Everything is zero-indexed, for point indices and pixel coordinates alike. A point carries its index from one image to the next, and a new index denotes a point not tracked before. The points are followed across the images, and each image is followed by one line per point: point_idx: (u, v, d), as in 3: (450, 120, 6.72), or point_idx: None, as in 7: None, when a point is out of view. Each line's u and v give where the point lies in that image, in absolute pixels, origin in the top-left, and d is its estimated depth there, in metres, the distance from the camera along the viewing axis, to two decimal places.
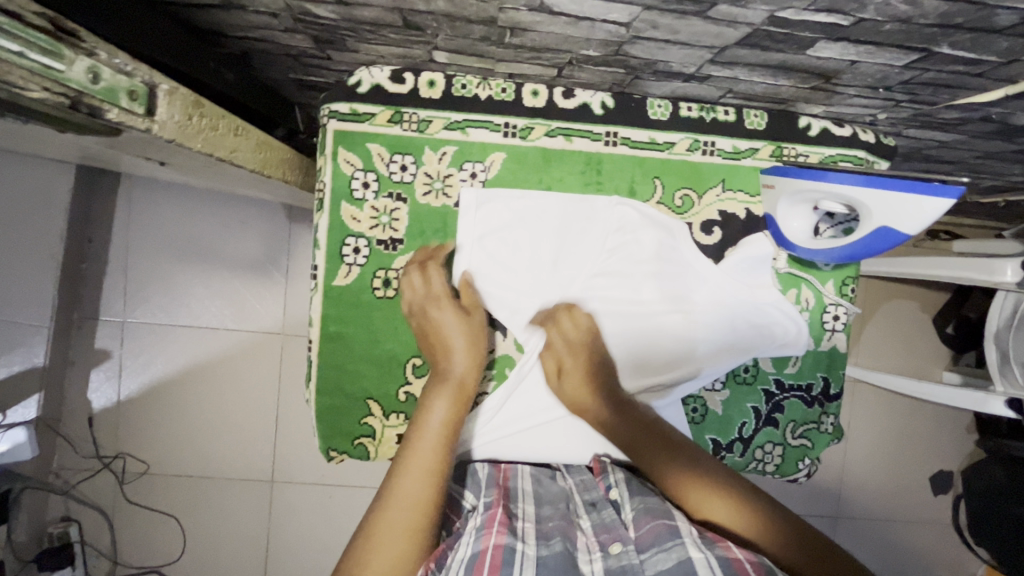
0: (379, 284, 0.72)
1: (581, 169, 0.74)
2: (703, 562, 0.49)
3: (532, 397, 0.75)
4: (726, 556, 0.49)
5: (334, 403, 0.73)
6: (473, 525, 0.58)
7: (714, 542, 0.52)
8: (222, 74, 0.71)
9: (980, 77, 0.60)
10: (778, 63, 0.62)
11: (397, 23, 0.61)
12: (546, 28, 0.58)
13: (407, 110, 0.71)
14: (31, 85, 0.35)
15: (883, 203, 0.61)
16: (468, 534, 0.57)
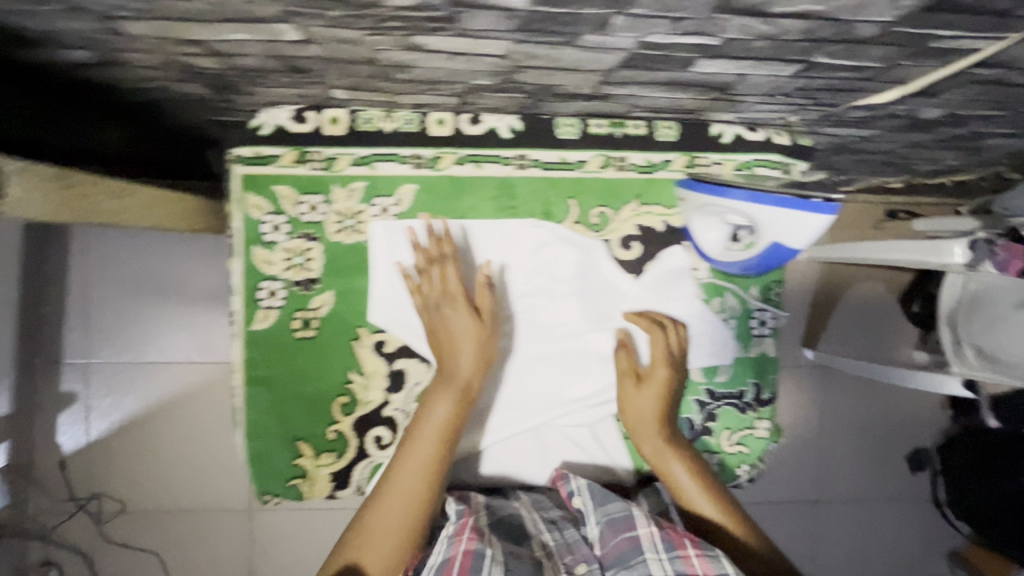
0: (298, 325, 0.72)
1: (494, 195, 0.73)
2: None
3: (461, 428, 0.74)
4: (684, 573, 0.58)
5: (265, 446, 0.73)
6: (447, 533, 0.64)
7: (674, 551, 0.60)
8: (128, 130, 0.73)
9: (869, 81, 0.60)
10: (669, 81, 0.61)
11: (281, 68, 0.60)
12: (428, 63, 0.58)
13: (312, 149, 0.70)
14: None
15: (785, 223, 0.65)
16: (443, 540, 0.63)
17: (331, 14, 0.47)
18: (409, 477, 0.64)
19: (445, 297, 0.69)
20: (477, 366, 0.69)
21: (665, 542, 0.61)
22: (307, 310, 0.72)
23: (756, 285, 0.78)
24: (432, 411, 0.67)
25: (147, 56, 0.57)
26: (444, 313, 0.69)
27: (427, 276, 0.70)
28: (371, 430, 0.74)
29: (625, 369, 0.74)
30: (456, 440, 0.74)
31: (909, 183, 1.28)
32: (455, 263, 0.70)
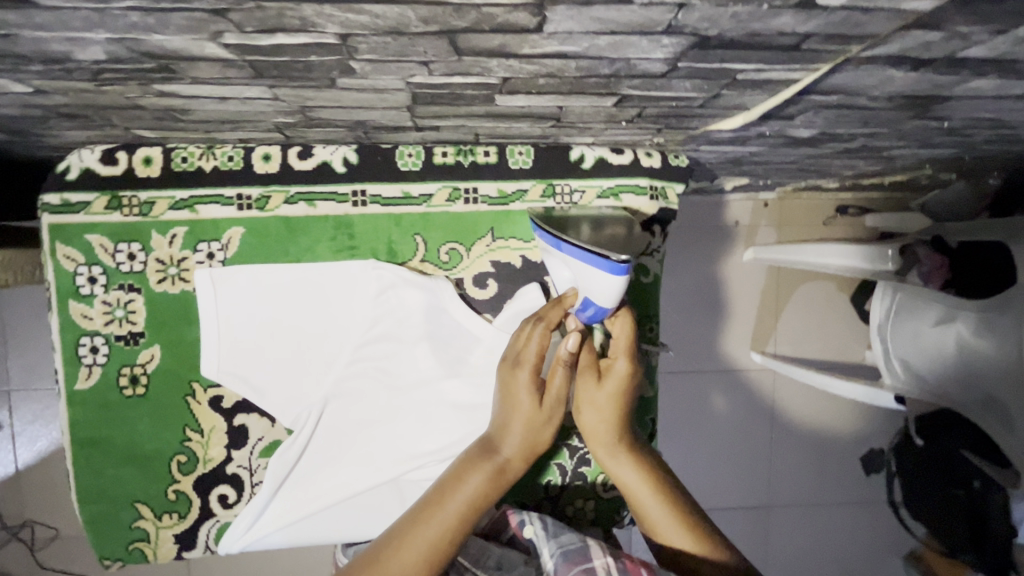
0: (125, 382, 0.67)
1: (330, 235, 0.67)
2: None
3: (311, 483, 0.70)
4: None
5: (102, 509, 0.69)
6: None
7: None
8: None
9: (708, 107, 0.53)
10: (487, 113, 0.55)
11: (53, 116, 0.54)
12: (203, 107, 0.52)
13: (125, 193, 0.65)
14: None
15: (586, 276, 0.58)
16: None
17: (33, 70, 0.41)
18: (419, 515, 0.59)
19: (519, 359, 0.61)
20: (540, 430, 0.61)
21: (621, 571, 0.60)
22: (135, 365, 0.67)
23: None
24: (464, 485, 0.60)
25: None
26: (507, 379, 0.61)
27: (526, 330, 0.61)
28: (215, 488, 0.70)
29: (586, 364, 0.63)
30: (305, 495, 0.70)
31: (843, 183, 1.22)
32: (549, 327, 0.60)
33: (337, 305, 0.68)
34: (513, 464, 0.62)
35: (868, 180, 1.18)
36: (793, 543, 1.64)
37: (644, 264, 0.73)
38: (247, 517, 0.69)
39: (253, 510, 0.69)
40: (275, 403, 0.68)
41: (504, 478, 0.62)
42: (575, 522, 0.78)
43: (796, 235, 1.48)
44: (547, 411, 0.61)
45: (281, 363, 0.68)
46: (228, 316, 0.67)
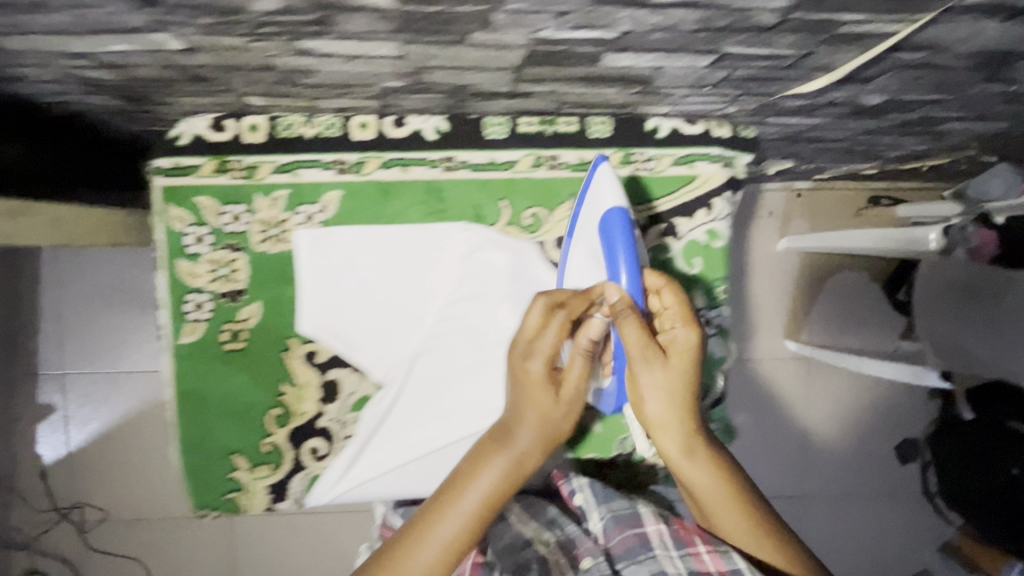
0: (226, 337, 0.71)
1: (421, 199, 0.71)
2: None
3: (394, 439, 0.73)
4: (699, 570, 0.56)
5: (199, 460, 0.73)
6: None
7: (685, 549, 0.59)
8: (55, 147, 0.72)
9: (794, 69, 0.57)
10: (585, 75, 0.59)
11: (185, 78, 0.59)
12: (329, 67, 0.56)
13: (232, 157, 0.69)
14: None
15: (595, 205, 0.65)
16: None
17: (202, 23, 0.46)
18: (444, 505, 0.56)
19: (533, 345, 0.57)
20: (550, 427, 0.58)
21: (675, 539, 0.60)
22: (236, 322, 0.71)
23: (698, 290, 0.76)
24: (481, 479, 0.57)
25: (41, 70, 0.56)
26: (520, 370, 0.57)
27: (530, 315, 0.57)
28: (307, 441, 0.74)
29: (637, 342, 0.55)
30: (390, 447, 0.73)
31: (882, 169, 1.25)
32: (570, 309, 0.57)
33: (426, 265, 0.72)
34: (530, 457, 0.58)
35: (908, 165, 1.22)
36: (832, 537, 1.59)
37: (714, 229, 0.75)
38: (336, 468, 0.73)
39: (343, 461, 0.73)
40: (365, 359, 0.72)
41: (521, 472, 0.58)
42: (645, 478, 0.82)
43: (831, 225, 1.52)
44: (565, 405, 0.58)
45: (372, 319, 0.72)
46: (326, 273, 0.71)
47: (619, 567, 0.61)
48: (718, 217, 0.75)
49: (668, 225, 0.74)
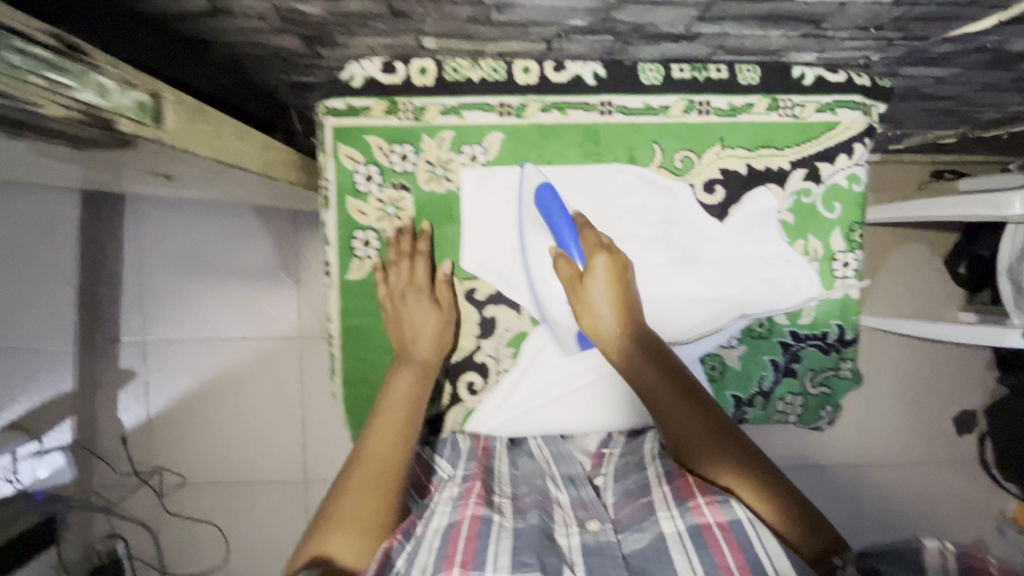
0: (394, 275, 0.77)
1: (579, 141, 0.76)
2: (676, 536, 0.58)
3: (548, 374, 0.82)
4: (696, 524, 0.58)
5: (362, 392, 0.80)
6: (450, 497, 0.66)
7: (687, 505, 0.61)
8: (215, 83, 0.73)
9: (972, 6, 0.60)
10: (767, 14, 0.61)
11: (384, 13, 0.61)
12: (532, 1, 0.58)
13: (402, 99, 0.73)
14: (41, 100, 0.33)
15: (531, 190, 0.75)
16: (445, 505, 0.65)
17: None
18: (375, 453, 0.65)
19: (409, 288, 0.77)
20: (436, 340, 0.77)
21: (677, 498, 0.63)
22: (404, 259, 0.77)
23: (839, 231, 0.81)
24: (398, 391, 0.72)
25: (257, 3, 0.58)
26: (408, 303, 0.77)
27: (396, 268, 0.77)
28: (463, 376, 0.81)
29: (569, 277, 0.72)
30: (546, 383, 0.81)
31: (960, 137, 1.28)
32: (425, 259, 0.78)
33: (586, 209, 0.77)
34: (433, 362, 0.76)
35: (988, 132, 1.25)
36: (893, 503, 1.59)
37: (854, 173, 0.80)
38: (494, 402, 0.81)
39: (501, 394, 0.81)
40: (523, 297, 0.79)
41: (430, 374, 0.75)
42: (782, 416, 0.85)
43: (897, 197, 1.54)
44: (444, 314, 0.78)
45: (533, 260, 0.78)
46: (495, 218, 0.77)
47: (622, 534, 0.63)
48: (857, 162, 0.80)
49: (810, 168, 0.79)
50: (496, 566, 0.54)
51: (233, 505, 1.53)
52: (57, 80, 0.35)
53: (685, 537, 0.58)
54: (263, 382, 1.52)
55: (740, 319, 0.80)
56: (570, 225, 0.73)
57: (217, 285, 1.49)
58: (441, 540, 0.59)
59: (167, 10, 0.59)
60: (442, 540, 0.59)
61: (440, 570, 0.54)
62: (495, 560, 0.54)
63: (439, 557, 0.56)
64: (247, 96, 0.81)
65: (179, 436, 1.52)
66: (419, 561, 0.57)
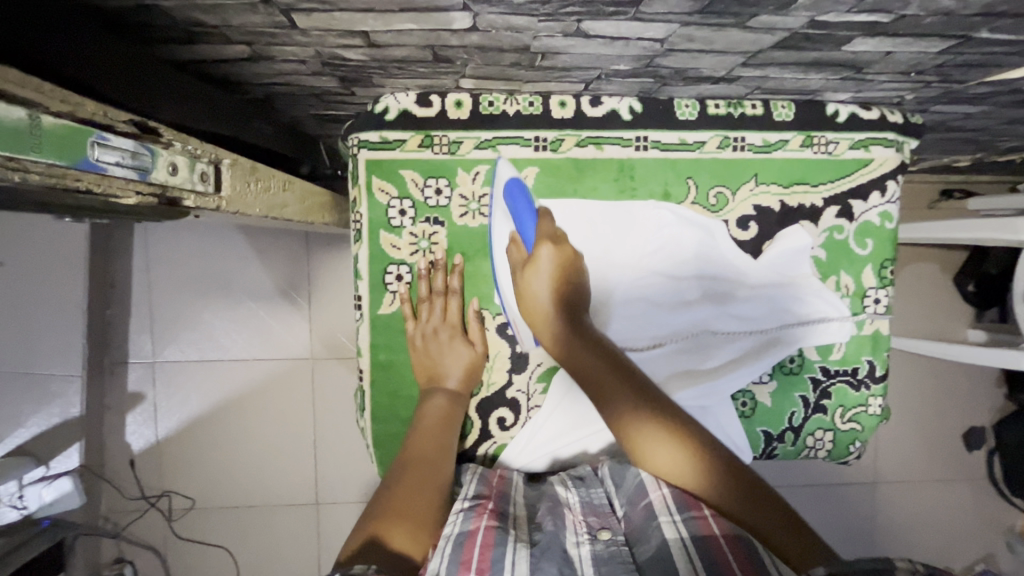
0: (426, 311, 0.76)
1: (615, 177, 0.75)
2: (681, 543, 0.55)
3: (578, 411, 0.80)
4: (702, 533, 0.56)
5: (389, 430, 0.77)
6: (459, 508, 0.63)
7: (688, 514, 0.59)
8: (261, 127, 0.74)
9: (1017, 55, 0.60)
10: (812, 60, 0.61)
11: (427, 58, 0.61)
12: (579, 49, 0.58)
13: (437, 133, 0.72)
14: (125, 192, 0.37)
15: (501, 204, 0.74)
16: (456, 515, 0.62)
17: (515, 2, 0.48)
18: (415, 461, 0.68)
19: (445, 325, 0.76)
20: (467, 373, 0.76)
21: (679, 504, 0.60)
22: (437, 293, 0.76)
23: (870, 268, 0.81)
24: (431, 414, 0.73)
25: (299, 49, 0.57)
26: (442, 339, 0.76)
27: (432, 305, 0.76)
28: (494, 411, 0.79)
29: (517, 260, 0.74)
30: (578, 417, 0.80)
31: (975, 161, 1.29)
32: (460, 297, 0.77)
33: (619, 247, 0.77)
34: (464, 392, 0.76)
35: (1003, 157, 1.26)
36: (902, 518, 1.59)
37: (887, 211, 0.80)
38: (524, 438, 0.79)
39: (531, 432, 0.79)
40: None
41: (462, 401, 0.76)
42: (811, 451, 0.84)
43: (908, 216, 1.55)
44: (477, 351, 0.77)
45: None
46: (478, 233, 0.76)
47: (634, 547, 0.59)
48: (890, 200, 0.80)
49: (843, 206, 0.79)
50: None
51: (243, 528, 1.52)
52: (129, 167, 0.37)
53: (689, 544, 0.55)
54: (274, 404, 1.50)
55: (776, 356, 0.79)
56: (535, 218, 0.74)
57: (228, 307, 1.48)
58: (454, 545, 0.56)
59: (210, 57, 0.58)
60: (455, 547, 0.56)
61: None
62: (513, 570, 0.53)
63: (455, 563, 0.54)
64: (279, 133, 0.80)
65: (188, 459, 1.50)
66: (433, 567, 0.54)
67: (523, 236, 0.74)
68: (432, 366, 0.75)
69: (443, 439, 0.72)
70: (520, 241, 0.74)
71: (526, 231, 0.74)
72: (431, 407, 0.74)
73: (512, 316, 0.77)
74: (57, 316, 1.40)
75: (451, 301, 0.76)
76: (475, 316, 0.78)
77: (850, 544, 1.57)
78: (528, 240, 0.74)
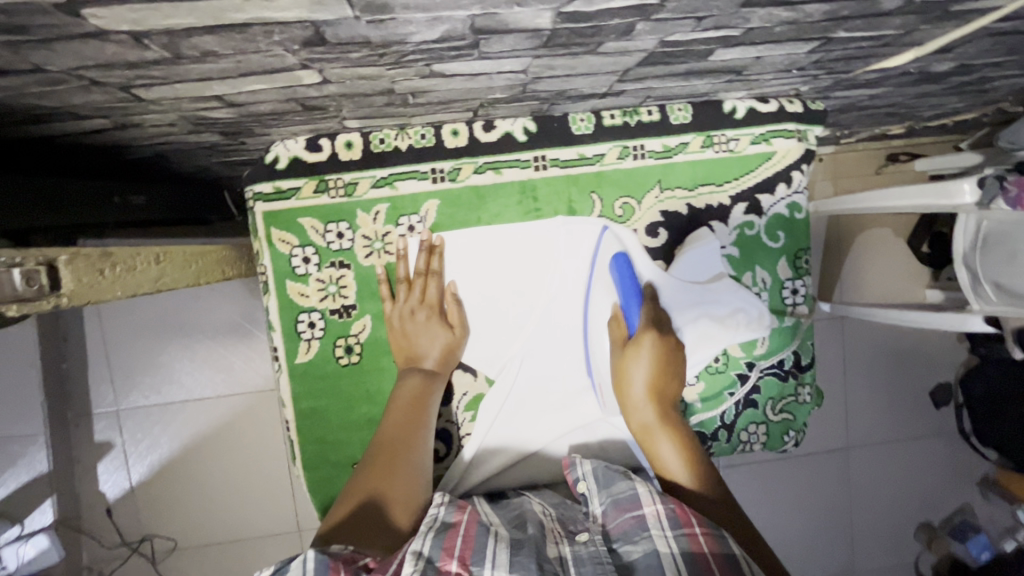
0: (404, 292, 0.76)
1: (517, 199, 0.76)
2: (669, 557, 0.57)
3: (512, 431, 0.80)
4: (692, 550, 0.57)
5: (324, 474, 0.78)
6: (440, 501, 0.65)
7: (681, 529, 0.60)
8: (133, 199, 0.71)
9: (888, 46, 0.59)
10: (685, 70, 0.61)
11: (297, 109, 0.59)
12: (445, 86, 0.57)
13: (331, 176, 0.72)
14: None
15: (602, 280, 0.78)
16: (437, 508, 0.64)
17: (352, 56, 0.47)
18: (390, 439, 0.69)
19: (423, 304, 0.75)
20: (445, 354, 0.76)
21: (671, 519, 0.61)
22: (416, 275, 0.75)
23: (785, 260, 0.81)
24: (404, 394, 0.73)
25: (160, 116, 0.56)
26: (420, 319, 0.75)
27: (407, 288, 0.76)
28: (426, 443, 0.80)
29: (614, 337, 0.78)
30: (513, 439, 0.80)
31: (910, 127, 1.28)
32: (440, 277, 0.76)
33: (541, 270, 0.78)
34: (444, 370, 0.76)
35: (936, 121, 1.26)
36: (877, 481, 1.62)
37: (795, 202, 0.80)
38: (458, 468, 0.79)
39: (464, 461, 0.78)
40: (479, 359, 0.79)
41: (442, 373, 0.76)
42: (747, 445, 0.84)
43: (855, 184, 1.55)
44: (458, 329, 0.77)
45: (482, 322, 0.78)
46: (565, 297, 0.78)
47: (617, 546, 0.62)
48: (796, 190, 0.80)
49: (751, 202, 0.79)
50: (495, 564, 0.55)
51: (228, 563, 1.52)
52: None
53: (678, 558, 0.56)
54: (244, 440, 1.50)
55: (700, 356, 0.79)
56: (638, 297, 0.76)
57: (186, 347, 1.47)
58: (437, 535, 0.58)
59: (72, 132, 0.57)
60: (438, 537, 0.58)
61: (438, 561, 0.55)
62: (494, 558, 0.55)
63: (437, 548, 0.56)
64: (171, 197, 0.79)
65: (163, 501, 1.50)
66: (415, 547, 0.56)
67: (627, 318, 0.77)
68: (410, 346, 0.75)
69: (416, 416, 0.71)
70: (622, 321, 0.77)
71: (631, 313, 0.76)
72: (405, 384, 0.73)
73: (599, 384, 0.80)
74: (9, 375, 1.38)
75: (431, 282, 0.75)
76: (449, 289, 0.77)
77: (829, 513, 1.60)
78: (632, 323, 0.76)
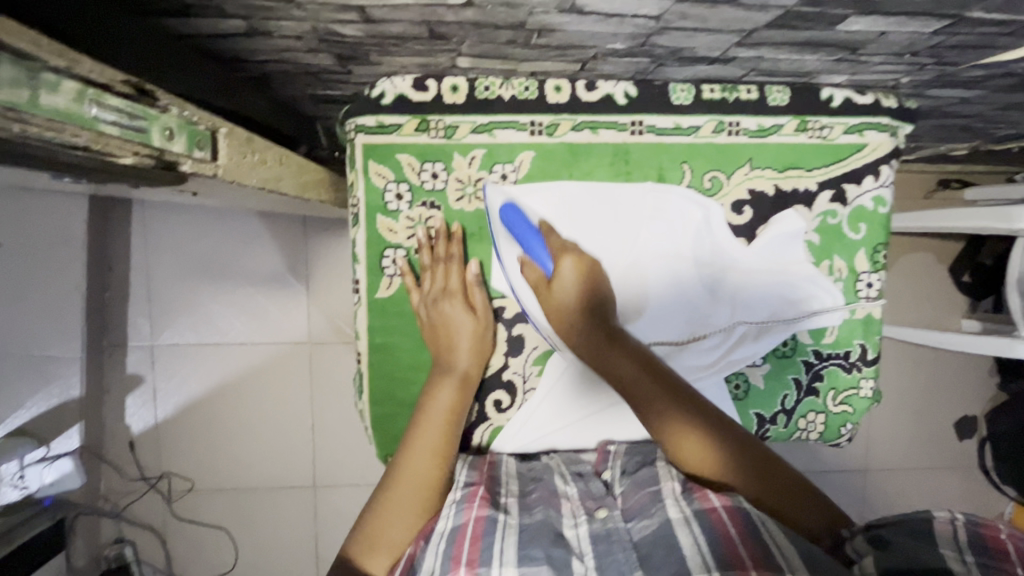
0: (428, 279, 0.78)
1: (610, 161, 0.77)
2: (685, 518, 0.57)
3: (574, 393, 0.80)
4: (704, 509, 0.57)
5: (388, 411, 0.79)
6: (453, 499, 0.63)
7: (692, 494, 0.60)
8: (258, 104, 0.73)
9: (1008, 37, 0.60)
10: (806, 40, 0.62)
11: (423, 35, 0.61)
12: (575, 27, 0.58)
13: (433, 117, 0.74)
14: (126, 151, 0.45)
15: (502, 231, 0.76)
16: (450, 507, 0.62)
17: None
18: (415, 467, 0.68)
19: (446, 294, 0.77)
20: (477, 353, 0.77)
21: (684, 491, 0.61)
22: (438, 260, 0.78)
23: (862, 252, 0.81)
24: (438, 400, 0.74)
25: (295, 24, 0.57)
26: (444, 310, 0.77)
27: (432, 273, 0.77)
28: (491, 394, 0.81)
29: (530, 280, 0.76)
30: (575, 400, 0.81)
31: (971, 149, 1.28)
32: (460, 263, 0.78)
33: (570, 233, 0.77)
34: (474, 368, 0.77)
35: (999, 147, 1.26)
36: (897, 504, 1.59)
37: (881, 195, 0.81)
38: (518, 420, 0.80)
39: (525, 415, 0.80)
40: None
41: (471, 381, 0.76)
42: (803, 433, 0.84)
43: (904, 205, 1.55)
44: (482, 317, 0.78)
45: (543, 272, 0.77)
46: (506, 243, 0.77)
47: (631, 523, 0.60)
48: (883, 183, 0.80)
49: (836, 190, 0.80)
50: (503, 563, 0.53)
51: (237, 512, 1.50)
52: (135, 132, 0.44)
53: (693, 521, 0.56)
54: (272, 391, 1.48)
55: (774, 338, 0.81)
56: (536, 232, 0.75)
57: (226, 291, 1.46)
58: (446, 544, 0.56)
59: (205, 31, 0.58)
60: (447, 547, 0.56)
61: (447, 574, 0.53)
62: (501, 556, 0.53)
63: (446, 560, 0.54)
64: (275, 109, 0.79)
65: (186, 441, 1.48)
66: (427, 568, 0.55)
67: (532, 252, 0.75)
68: (449, 339, 0.76)
69: (446, 443, 0.71)
70: (532, 261, 0.76)
71: (533, 250, 0.75)
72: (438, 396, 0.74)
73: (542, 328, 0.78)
74: (51, 294, 1.36)
75: (454, 268, 0.78)
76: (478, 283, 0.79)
77: None
78: (539, 257, 0.75)
